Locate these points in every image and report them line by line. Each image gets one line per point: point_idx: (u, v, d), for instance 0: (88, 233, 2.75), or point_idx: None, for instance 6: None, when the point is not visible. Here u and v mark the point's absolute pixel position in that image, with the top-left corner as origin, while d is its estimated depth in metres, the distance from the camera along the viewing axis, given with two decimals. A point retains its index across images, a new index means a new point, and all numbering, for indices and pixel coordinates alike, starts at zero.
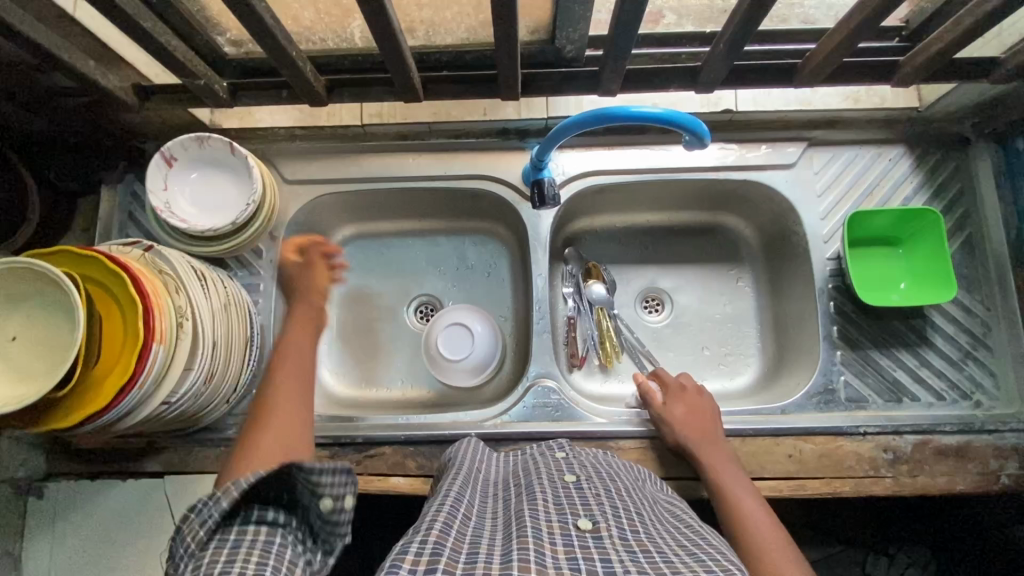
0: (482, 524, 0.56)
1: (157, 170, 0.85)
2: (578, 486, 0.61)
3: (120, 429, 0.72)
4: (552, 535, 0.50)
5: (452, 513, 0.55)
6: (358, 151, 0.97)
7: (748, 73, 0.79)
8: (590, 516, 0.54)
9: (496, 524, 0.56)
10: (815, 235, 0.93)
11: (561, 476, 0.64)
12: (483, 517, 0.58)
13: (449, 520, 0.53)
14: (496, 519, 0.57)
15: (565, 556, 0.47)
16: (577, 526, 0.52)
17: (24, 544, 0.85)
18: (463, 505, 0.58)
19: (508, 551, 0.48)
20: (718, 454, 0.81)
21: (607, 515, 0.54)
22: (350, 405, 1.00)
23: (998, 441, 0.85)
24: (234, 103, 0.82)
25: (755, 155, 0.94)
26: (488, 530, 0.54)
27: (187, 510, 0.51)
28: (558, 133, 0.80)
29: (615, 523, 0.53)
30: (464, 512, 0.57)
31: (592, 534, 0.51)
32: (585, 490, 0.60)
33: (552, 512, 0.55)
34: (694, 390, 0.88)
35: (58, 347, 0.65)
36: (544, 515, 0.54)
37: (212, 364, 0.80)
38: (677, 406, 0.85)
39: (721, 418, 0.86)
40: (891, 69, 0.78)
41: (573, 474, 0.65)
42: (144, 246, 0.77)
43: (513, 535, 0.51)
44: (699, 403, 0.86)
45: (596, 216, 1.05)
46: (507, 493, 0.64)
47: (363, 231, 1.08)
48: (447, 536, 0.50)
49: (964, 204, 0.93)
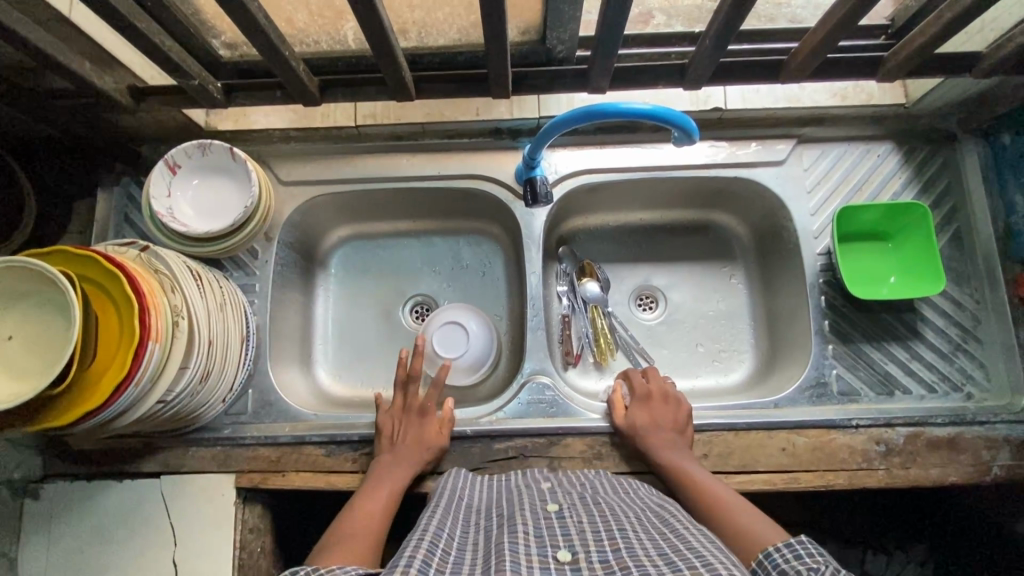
0: (462, 559, 0.55)
1: (160, 176, 0.86)
2: (561, 517, 0.61)
3: (116, 427, 0.73)
4: (531, 570, 0.50)
5: (432, 552, 0.54)
6: (352, 152, 0.98)
7: (736, 70, 0.80)
8: (569, 547, 0.54)
9: (476, 556, 0.55)
10: (804, 231, 0.94)
11: (544, 506, 0.65)
12: (464, 549, 0.58)
13: (428, 559, 0.53)
14: (476, 551, 0.57)
15: None
16: (556, 560, 0.52)
17: (19, 546, 0.86)
18: (442, 540, 0.58)
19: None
20: (680, 455, 0.81)
21: (588, 542, 0.55)
22: (347, 405, 1.01)
23: (990, 433, 0.86)
24: (228, 104, 0.83)
25: (745, 152, 0.95)
26: (467, 564, 0.54)
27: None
28: (547, 133, 0.81)
29: (592, 550, 0.53)
30: (443, 547, 0.57)
31: (570, 567, 0.51)
32: (567, 520, 0.60)
33: (532, 544, 0.54)
34: (662, 397, 0.87)
35: (47, 353, 0.65)
36: (524, 549, 0.53)
37: (208, 363, 0.81)
38: (642, 416, 0.85)
39: (689, 422, 0.86)
40: (875, 65, 0.80)
41: (557, 504, 0.65)
42: (140, 246, 0.78)
43: (493, 568, 0.50)
44: (666, 410, 0.86)
45: (589, 214, 1.06)
46: (488, 522, 0.63)
47: (358, 232, 1.09)
48: None
49: (952, 198, 0.94)
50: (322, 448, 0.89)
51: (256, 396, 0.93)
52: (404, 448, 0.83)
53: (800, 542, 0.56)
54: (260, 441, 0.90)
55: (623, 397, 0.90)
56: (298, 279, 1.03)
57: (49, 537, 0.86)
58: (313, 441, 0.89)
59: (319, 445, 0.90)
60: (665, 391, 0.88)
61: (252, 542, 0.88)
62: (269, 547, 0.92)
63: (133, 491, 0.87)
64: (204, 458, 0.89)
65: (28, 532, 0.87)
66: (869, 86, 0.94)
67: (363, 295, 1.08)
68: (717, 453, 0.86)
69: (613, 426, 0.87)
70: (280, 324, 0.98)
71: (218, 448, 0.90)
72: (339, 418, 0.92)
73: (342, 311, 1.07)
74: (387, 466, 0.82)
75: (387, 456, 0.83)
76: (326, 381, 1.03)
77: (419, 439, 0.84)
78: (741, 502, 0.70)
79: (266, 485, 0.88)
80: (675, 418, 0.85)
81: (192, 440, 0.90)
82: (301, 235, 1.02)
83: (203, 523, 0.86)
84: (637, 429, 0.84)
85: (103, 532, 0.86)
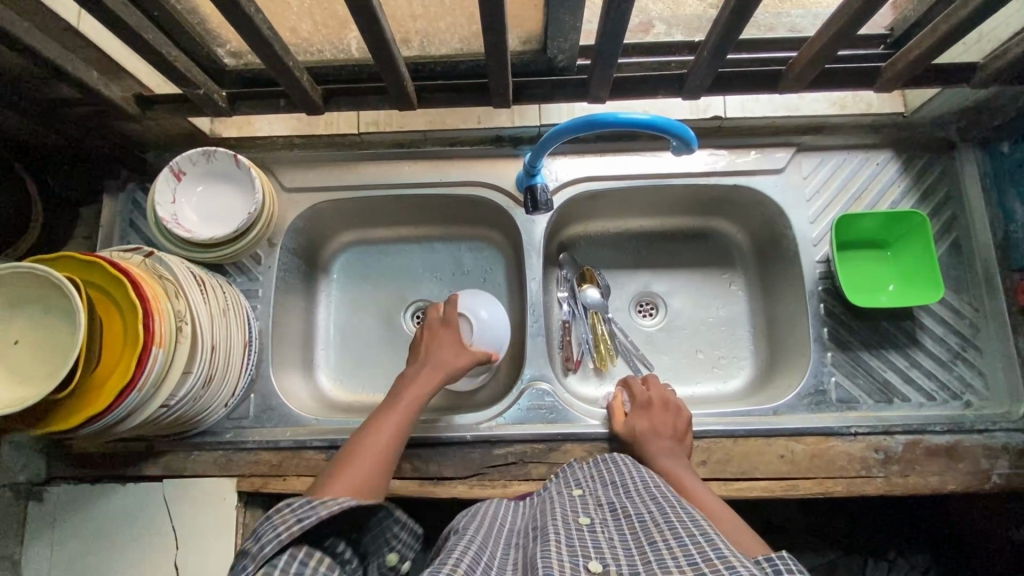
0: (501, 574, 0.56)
1: (166, 182, 0.87)
2: (593, 531, 0.60)
3: (120, 431, 0.74)
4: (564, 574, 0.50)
5: (474, 559, 0.55)
6: (356, 159, 0.99)
7: (735, 80, 0.81)
8: (601, 558, 0.54)
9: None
10: (804, 238, 0.95)
11: (576, 518, 0.62)
12: (501, 569, 0.57)
13: (472, 564, 0.54)
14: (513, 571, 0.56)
15: None
16: (588, 569, 0.52)
17: (22, 549, 0.87)
18: (484, 558, 0.58)
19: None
20: (677, 461, 0.81)
21: (620, 557, 0.54)
22: (347, 410, 1.01)
23: (988, 441, 0.86)
24: (233, 112, 0.84)
25: (744, 160, 0.96)
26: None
27: (282, 503, 0.59)
28: (548, 140, 0.82)
29: (626, 563, 0.53)
30: (484, 563, 0.56)
31: None
32: (599, 535, 0.59)
33: (564, 552, 0.54)
34: (662, 403, 0.88)
35: (54, 358, 0.66)
36: (556, 555, 0.53)
37: (211, 368, 0.82)
38: (641, 420, 0.86)
39: (689, 437, 0.86)
40: (873, 75, 0.80)
41: (588, 518, 0.63)
42: (145, 253, 0.79)
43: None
44: (666, 417, 0.86)
45: (589, 221, 1.07)
46: (526, 541, 0.62)
47: (361, 238, 1.10)
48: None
49: (951, 207, 0.94)
50: (322, 453, 0.90)
51: (259, 400, 0.94)
52: (428, 360, 0.86)
53: (779, 557, 0.51)
54: (261, 445, 0.90)
55: (623, 404, 0.90)
56: (300, 284, 1.04)
57: (52, 540, 0.87)
58: (313, 446, 0.90)
59: (320, 450, 0.90)
60: (665, 398, 0.88)
61: None
62: None
63: (135, 495, 0.88)
64: (207, 462, 0.90)
65: (30, 535, 0.88)
66: (869, 94, 0.94)
67: (365, 299, 1.08)
68: (716, 459, 0.86)
69: (613, 433, 0.88)
70: (282, 329, 0.99)
71: (220, 452, 0.91)
72: (340, 423, 0.92)
73: (344, 316, 1.08)
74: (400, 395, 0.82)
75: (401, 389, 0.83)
76: (328, 385, 1.04)
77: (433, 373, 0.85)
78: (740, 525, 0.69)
79: (267, 490, 0.89)
80: (676, 425, 0.85)
81: (194, 444, 0.91)
82: (304, 241, 1.03)
83: (204, 525, 0.87)
84: (636, 435, 0.84)
85: (106, 536, 0.87)
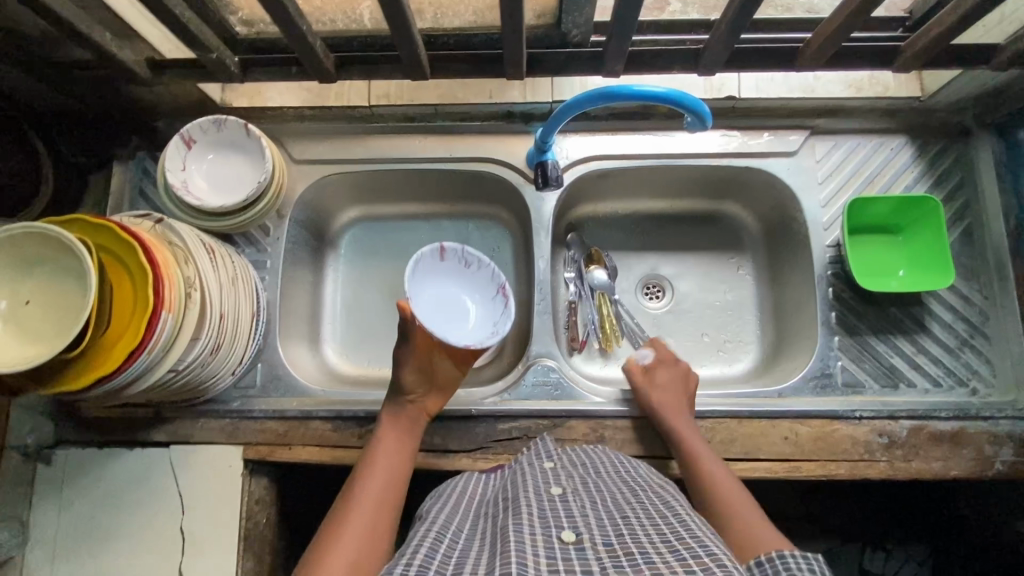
0: (470, 543, 0.58)
1: (176, 150, 0.87)
2: (565, 501, 0.62)
3: (128, 394, 0.74)
4: (536, 548, 0.52)
5: (439, 538, 0.57)
6: (366, 132, 0.99)
7: (752, 56, 0.79)
8: (574, 527, 0.56)
9: (483, 543, 0.57)
10: (815, 222, 0.94)
11: (548, 489, 0.65)
12: (471, 538, 0.59)
13: (435, 545, 0.56)
14: (485, 539, 0.58)
15: (547, 569, 0.50)
16: (560, 539, 0.54)
17: (30, 510, 0.88)
18: (451, 530, 0.60)
19: (492, 569, 0.50)
20: (690, 424, 0.83)
21: (591, 526, 0.57)
22: (353, 383, 1.02)
23: (993, 428, 0.86)
24: (245, 79, 0.83)
25: (757, 142, 0.95)
26: (475, 552, 0.56)
27: None
28: (560, 114, 0.82)
29: (598, 534, 0.56)
30: (452, 536, 0.59)
31: (575, 547, 0.54)
32: (571, 504, 0.61)
33: (536, 525, 0.56)
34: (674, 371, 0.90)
35: (64, 320, 0.66)
36: (529, 528, 0.56)
37: (219, 335, 0.82)
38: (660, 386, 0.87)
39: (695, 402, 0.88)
40: (892, 55, 0.79)
41: (560, 488, 0.65)
42: (155, 218, 0.79)
43: (498, 551, 0.53)
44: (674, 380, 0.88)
45: (598, 202, 1.07)
46: (496, 510, 0.64)
47: (369, 213, 1.10)
48: (432, 560, 0.53)
49: (964, 194, 0.94)
50: (328, 423, 0.91)
51: (265, 369, 0.94)
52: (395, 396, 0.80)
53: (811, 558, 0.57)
54: (268, 414, 0.91)
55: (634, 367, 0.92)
56: (308, 257, 1.04)
57: (60, 502, 0.88)
58: (319, 416, 0.91)
59: (325, 421, 0.91)
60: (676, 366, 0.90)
61: (258, 514, 0.90)
62: (273, 519, 0.94)
63: (142, 460, 0.89)
64: (212, 430, 0.91)
65: (38, 497, 0.89)
66: (886, 78, 0.94)
67: (371, 275, 1.08)
68: (720, 439, 0.86)
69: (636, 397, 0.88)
70: (289, 301, 0.99)
71: (227, 420, 0.91)
72: (347, 395, 0.93)
73: (350, 292, 1.08)
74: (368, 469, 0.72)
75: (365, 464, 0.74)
76: (333, 359, 1.04)
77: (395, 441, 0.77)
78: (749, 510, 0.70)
79: (273, 459, 0.89)
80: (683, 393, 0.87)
81: (200, 412, 0.92)
82: (312, 214, 1.03)
83: (209, 492, 0.88)
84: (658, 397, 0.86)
85: (112, 500, 0.88)
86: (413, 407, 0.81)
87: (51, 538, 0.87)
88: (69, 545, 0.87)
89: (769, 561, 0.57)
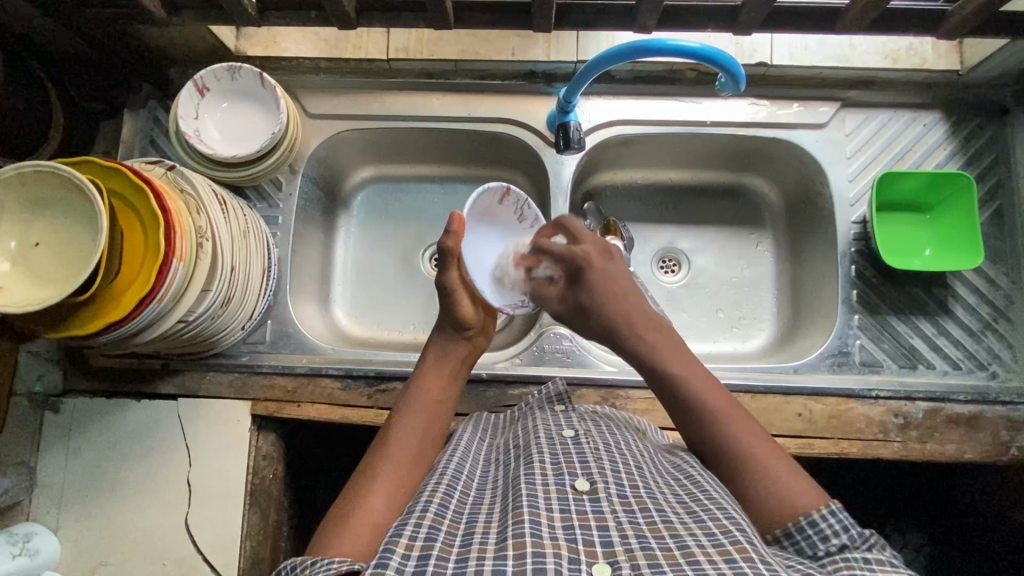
0: (481, 498, 0.57)
1: (188, 98, 0.85)
2: (579, 444, 0.61)
3: (137, 343, 0.73)
4: (549, 501, 0.52)
5: (450, 493, 0.56)
6: (382, 87, 0.96)
7: (789, 16, 0.77)
8: (588, 477, 0.55)
9: (494, 496, 0.57)
10: (841, 197, 0.92)
11: (560, 431, 0.64)
12: (483, 489, 0.59)
13: (446, 501, 0.54)
14: (497, 489, 0.58)
15: (562, 524, 0.49)
16: (575, 489, 0.54)
17: (37, 456, 0.88)
18: (461, 481, 0.59)
19: (504, 526, 0.50)
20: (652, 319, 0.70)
21: (607, 474, 0.56)
22: (361, 344, 1.01)
23: (1010, 413, 0.85)
24: (261, 23, 0.81)
25: (786, 112, 0.92)
26: (487, 504, 0.55)
27: None
28: (588, 70, 0.78)
29: (612, 484, 0.55)
30: (462, 489, 0.58)
31: (589, 497, 0.53)
32: (585, 448, 0.60)
33: (550, 474, 0.56)
34: (602, 253, 0.75)
35: (73, 264, 0.65)
36: (542, 478, 0.55)
37: (229, 288, 0.80)
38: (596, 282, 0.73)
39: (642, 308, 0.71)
40: (937, 20, 0.76)
41: (573, 431, 0.64)
42: (166, 165, 0.76)
43: (509, 506, 0.52)
44: (615, 272, 0.74)
45: (618, 170, 1.03)
46: (508, 458, 0.63)
47: (382, 173, 1.07)
48: (443, 518, 0.52)
49: (997, 173, 0.91)
50: (338, 381, 0.91)
51: (275, 326, 0.93)
52: (438, 346, 0.75)
53: (834, 510, 0.53)
54: (277, 370, 0.91)
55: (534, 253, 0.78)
56: (320, 216, 1.02)
57: (67, 449, 0.88)
58: (329, 374, 0.91)
59: (335, 379, 0.91)
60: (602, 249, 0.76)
61: (264, 469, 0.89)
62: (280, 475, 0.93)
63: (150, 412, 0.89)
64: (220, 383, 0.90)
65: (45, 444, 0.88)
66: (925, 49, 0.90)
67: (381, 237, 1.06)
68: None
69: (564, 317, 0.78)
70: (300, 259, 0.97)
71: (235, 374, 0.91)
72: (358, 354, 0.93)
73: (360, 252, 1.06)
74: (407, 411, 0.67)
75: (407, 400, 0.69)
76: (341, 319, 1.02)
77: (439, 380, 0.71)
78: (748, 418, 0.62)
79: (281, 415, 0.89)
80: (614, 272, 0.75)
81: (208, 366, 0.91)
82: (325, 171, 1.01)
83: (216, 445, 0.87)
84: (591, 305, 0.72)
85: (119, 450, 0.88)
86: (458, 352, 0.75)
87: (58, 485, 0.87)
88: (76, 492, 0.87)
89: (798, 531, 0.53)
